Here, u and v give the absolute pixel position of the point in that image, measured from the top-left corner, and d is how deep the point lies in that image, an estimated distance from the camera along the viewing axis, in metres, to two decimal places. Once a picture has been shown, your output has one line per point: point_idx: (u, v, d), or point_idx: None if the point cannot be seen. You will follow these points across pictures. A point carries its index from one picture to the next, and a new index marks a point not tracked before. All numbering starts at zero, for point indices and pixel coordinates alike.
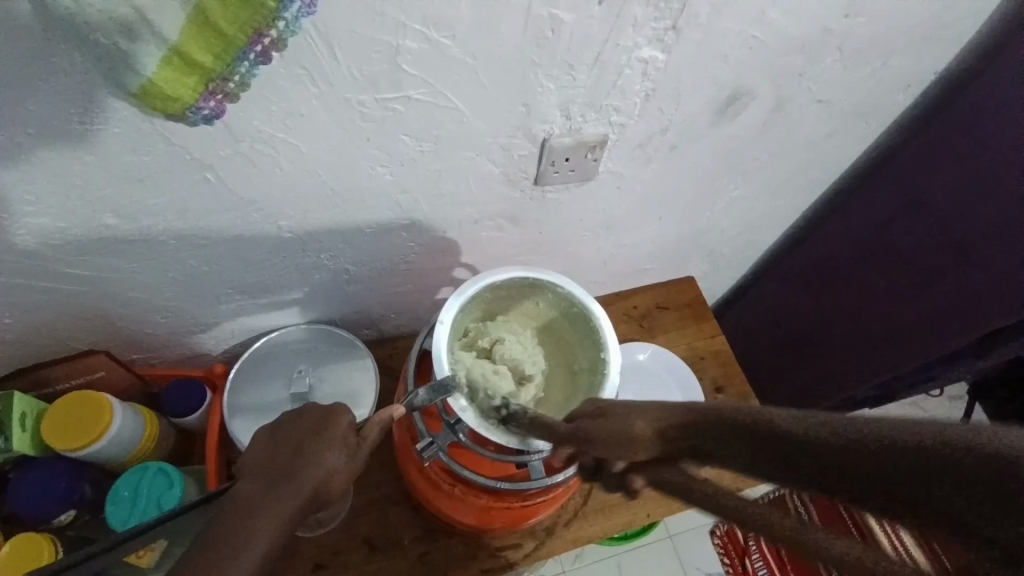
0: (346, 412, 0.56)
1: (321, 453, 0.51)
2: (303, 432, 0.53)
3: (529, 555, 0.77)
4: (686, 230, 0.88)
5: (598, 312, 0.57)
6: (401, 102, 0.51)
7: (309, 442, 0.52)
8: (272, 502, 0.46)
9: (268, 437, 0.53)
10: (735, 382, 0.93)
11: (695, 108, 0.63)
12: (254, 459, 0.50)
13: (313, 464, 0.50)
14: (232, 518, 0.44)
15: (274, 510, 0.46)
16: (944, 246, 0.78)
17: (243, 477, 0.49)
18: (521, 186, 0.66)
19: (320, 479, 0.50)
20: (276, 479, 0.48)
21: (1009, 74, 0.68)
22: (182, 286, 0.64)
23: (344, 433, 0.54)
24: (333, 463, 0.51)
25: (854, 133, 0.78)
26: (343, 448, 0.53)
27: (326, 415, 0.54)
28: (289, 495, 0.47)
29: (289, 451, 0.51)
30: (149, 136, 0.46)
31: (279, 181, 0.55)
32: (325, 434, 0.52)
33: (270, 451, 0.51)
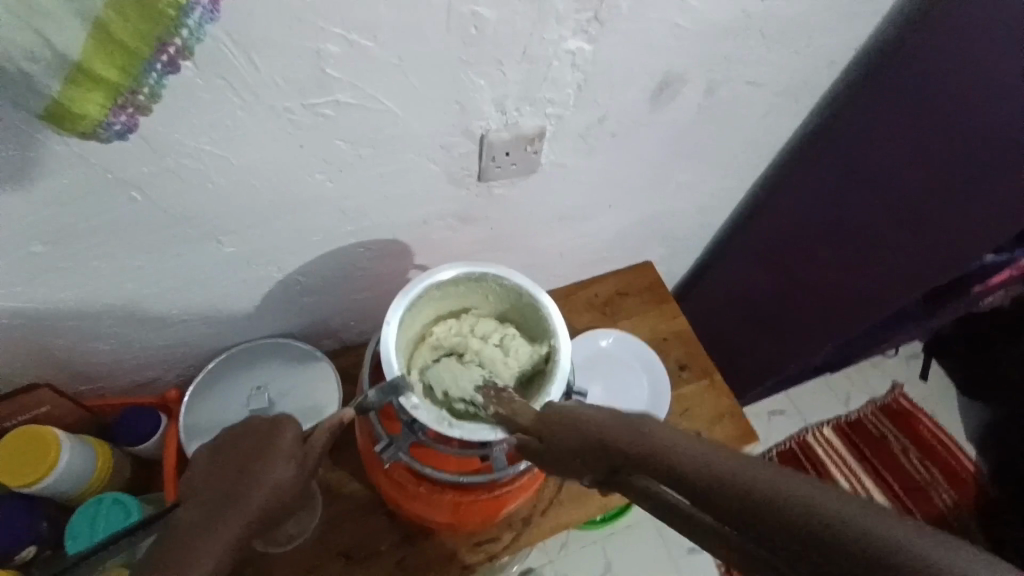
0: (292, 422, 0.54)
1: (265, 470, 0.51)
2: (247, 449, 0.52)
3: (507, 547, 0.78)
4: (637, 215, 0.89)
5: (546, 301, 0.58)
6: (330, 106, 0.51)
7: (256, 457, 0.52)
8: (217, 526, 0.48)
9: (212, 456, 0.53)
10: (697, 359, 0.96)
11: (629, 94, 0.65)
12: (201, 481, 0.51)
13: (257, 484, 0.50)
14: (177, 551, 0.46)
15: (219, 535, 0.47)
16: (883, 210, 0.82)
17: (192, 498, 0.50)
18: (465, 184, 0.67)
19: (266, 496, 0.50)
20: (221, 503, 0.49)
21: (926, 41, 0.71)
22: (125, 311, 0.63)
23: (290, 446, 0.53)
24: (278, 479, 0.51)
25: (786, 109, 0.80)
26: (290, 461, 0.52)
27: (271, 427, 0.54)
28: (234, 520, 0.48)
29: (233, 472, 0.51)
30: (66, 157, 0.45)
31: (214, 195, 0.54)
32: (268, 449, 0.52)
33: (216, 472, 0.51)
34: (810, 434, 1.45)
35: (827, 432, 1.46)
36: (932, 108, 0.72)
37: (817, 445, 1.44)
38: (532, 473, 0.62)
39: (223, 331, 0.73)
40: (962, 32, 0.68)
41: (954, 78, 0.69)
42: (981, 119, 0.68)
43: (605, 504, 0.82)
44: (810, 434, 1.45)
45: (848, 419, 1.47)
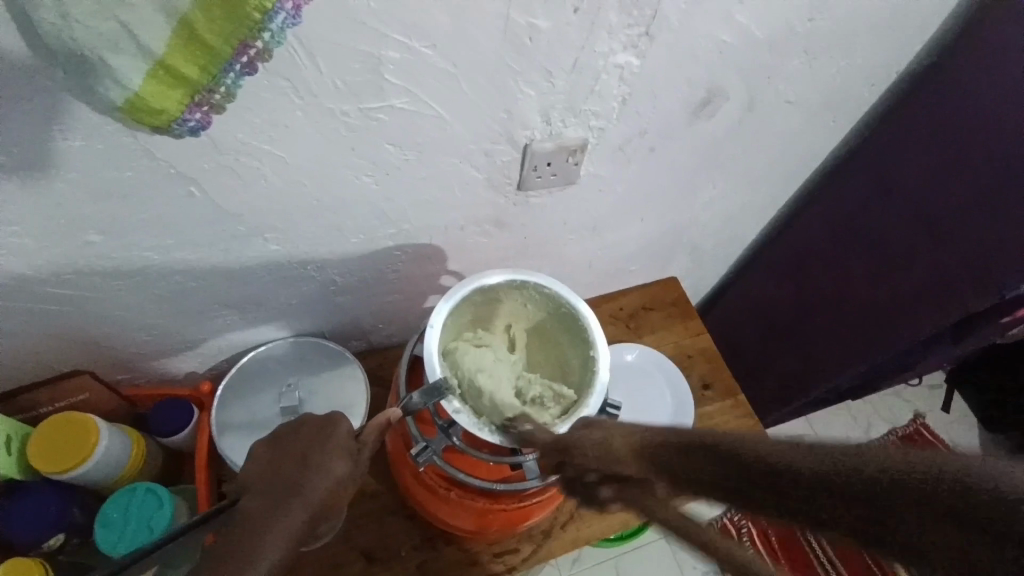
0: (345, 418, 0.55)
1: (326, 461, 0.51)
2: (305, 441, 0.52)
3: (528, 559, 0.77)
4: (668, 230, 0.89)
5: (587, 313, 0.57)
6: (385, 111, 0.52)
7: (312, 450, 0.51)
8: (282, 515, 0.46)
9: (267, 449, 0.52)
10: (722, 378, 0.95)
11: (671, 110, 0.65)
12: (257, 472, 0.50)
13: (319, 473, 0.50)
14: (244, 533, 0.44)
15: (284, 525, 0.46)
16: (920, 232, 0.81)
17: (248, 492, 0.49)
18: (505, 192, 0.67)
19: (327, 486, 0.50)
20: (282, 490, 0.48)
21: (969, 65, 0.72)
22: (166, 303, 0.64)
23: (346, 440, 0.53)
24: (338, 470, 0.51)
25: (823, 131, 0.80)
26: (348, 455, 0.52)
27: (326, 422, 0.54)
28: (297, 506, 0.47)
29: (293, 461, 0.50)
30: (131, 149, 0.46)
31: (265, 193, 0.55)
32: (326, 442, 0.52)
33: (273, 462, 0.51)
34: None
35: None
36: (977, 129, 0.72)
37: None
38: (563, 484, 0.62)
39: (259, 327, 0.74)
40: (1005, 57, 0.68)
41: (998, 101, 0.70)
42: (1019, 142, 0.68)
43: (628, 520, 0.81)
44: None
45: None
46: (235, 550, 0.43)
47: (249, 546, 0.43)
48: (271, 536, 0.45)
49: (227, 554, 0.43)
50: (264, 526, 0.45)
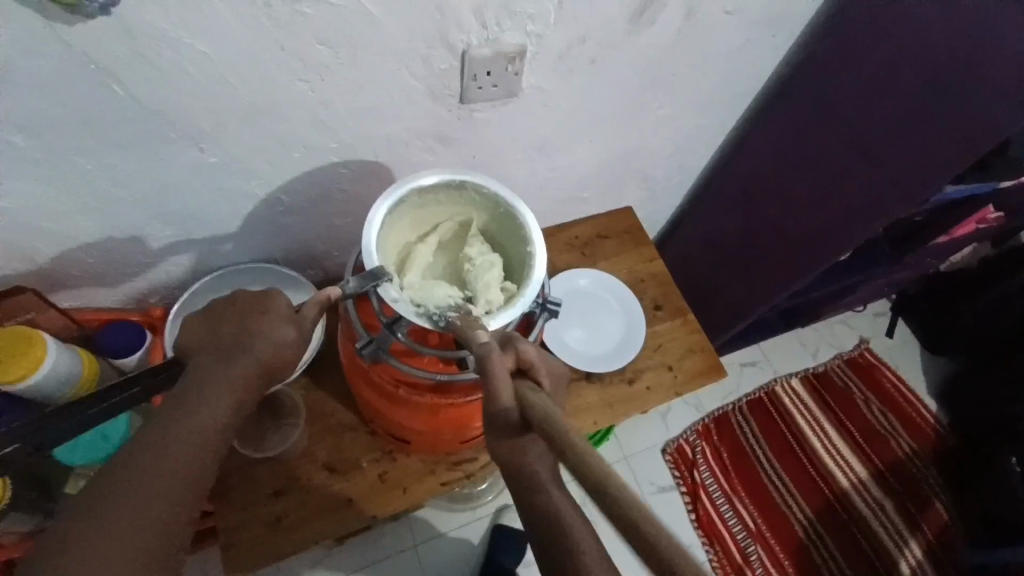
0: (281, 293, 0.55)
1: (265, 328, 0.53)
2: (242, 311, 0.54)
3: (485, 466, 0.81)
4: (616, 153, 0.91)
5: (525, 213, 0.59)
6: (310, 4, 0.51)
7: (252, 319, 0.53)
8: (222, 379, 0.50)
9: (203, 319, 0.54)
10: (671, 299, 0.99)
11: (608, 15, 0.66)
12: (198, 337, 0.53)
13: (259, 338, 0.52)
14: (189, 392, 0.49)
15: (224, 387, 0.50)
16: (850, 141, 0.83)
17: (195, 352, 0.52)
18: (447, 104, 0.68)
19: (268, 349, 0.52)
20: (223, 354, 0.51)
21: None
22: (105, 219, 0.63)
23: (285, 311, 0.54)
24: (279, 335, 0.53)
25: (762, 45, 0.82)
26: (289, 324, 0.54)
27: (263, 295, 0.54)
28: (240, 369, 0.51)
29: (231, 328, 0.53)
30: (45, 37, 0.45)
31: (194, 94, 0.54)
32: (265, 313, 0.53)
33: (212, 328, 0.53)
34: (778, 384, 1.49)
35: (796, 383, 1.49)
36: (898, 36, 0.76)
37: (786, 395, 1.47)
38: None
39: (207, 250, 0.74)
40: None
41: (916, 10, 0.74)
42: (948, 39, 0.71)
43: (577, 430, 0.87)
44: (779, 385, 1.48)
45: (814, 371, 1.51)
46: (182, 405, 0.49)
47: (194, 400, 0.49)
48: (214, 391, 0.50)
49: (174, 410, 0.48)
50: (206, 385, 0.50)
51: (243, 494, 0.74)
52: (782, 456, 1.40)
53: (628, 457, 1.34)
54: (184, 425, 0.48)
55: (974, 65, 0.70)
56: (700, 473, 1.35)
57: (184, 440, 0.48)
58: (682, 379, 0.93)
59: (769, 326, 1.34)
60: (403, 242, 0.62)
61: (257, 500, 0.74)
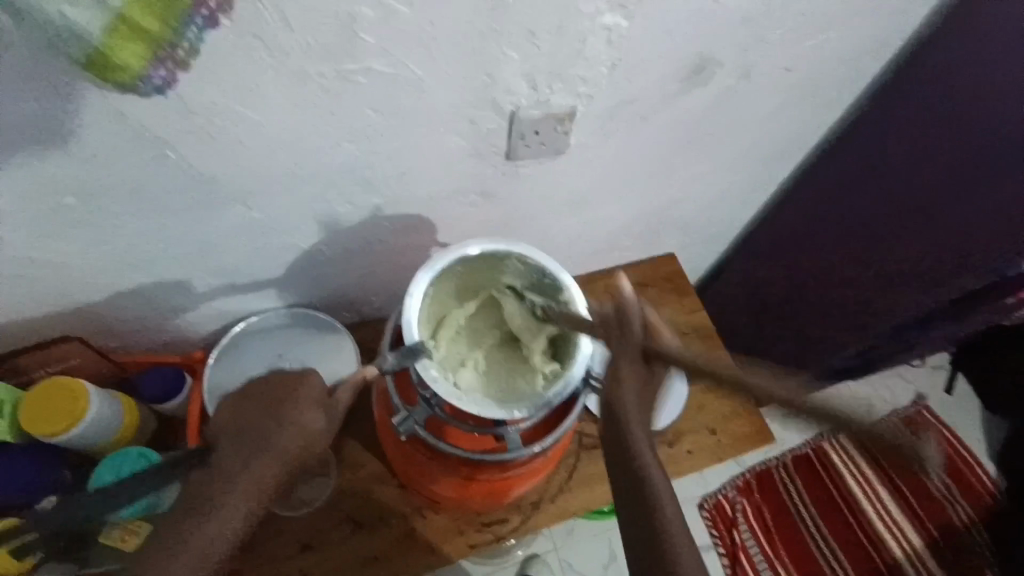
0: (316, 375, 0.57)
1: (295, 418, 0.53)
2: (277, 394, 0.55)
3: (516, 529, 0.77)
4: (662, 205, 0.88)
5: (570, 284, 0.57)
6: (362, 73, 0.51)
7: (281, 404, 0.54)
8: (246, 471, 0.51)
9: (239, 401, 0.55)
10: (715, 355, 0.94)
11: (662, 76, 0.63)
12: (230, 422, 0.54)
13: (287, 427, 0.53)
14: (221, 481, 0.51)
15: (246, 482, 0.51)
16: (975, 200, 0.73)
17: (222, 439, 0.53)
18: (491, 161, 0.66)
19: (295, 439, 0.53)
20: (252, 443, 0.52)
21: (954, 44, 0.72)
22: (152, 269, 0.64)
23: (316, 398, 0.56)
24: (309, 423, 0.54)
25: (822, 101, 0.78)
26: (318, 411, 0.55)
27: (297, 378, 0.56)
28: (267, 457, 0.52)
29: (265, 414, 0.54)
30: (103, 111, 0.46)
31: (243, 157, 0.55)
32: (296, 397, 0.55)
33: (248, 411, 0.54)
34: (826, 439, 1.38)
35: (845, 438, 1.39)
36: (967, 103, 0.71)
37: (833, 451, 1.37)
38: (546, 455, 0.61)
39: (246, 296, 0.74)
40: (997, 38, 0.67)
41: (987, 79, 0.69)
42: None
43: (615, 493, 0.80)
44: (826, 440, 1.38)
45: (866, 428, 1.40)
46: (212, 493, 0.50)
47: (224, 489, 0.50)
48: (243, 481, 0.51)
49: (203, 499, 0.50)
50: (236, 473, 0.51)
51: (269, 547, 0.73)
52: (829, 517, 1.32)
53: None
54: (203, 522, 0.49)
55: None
56: None
57: (205, 531, 0.49)
58: (725, 444, 0.88)
59: (817, 381, 1.26)
60: (444, 309, 0.60)
61: (282, 557, 0.73)
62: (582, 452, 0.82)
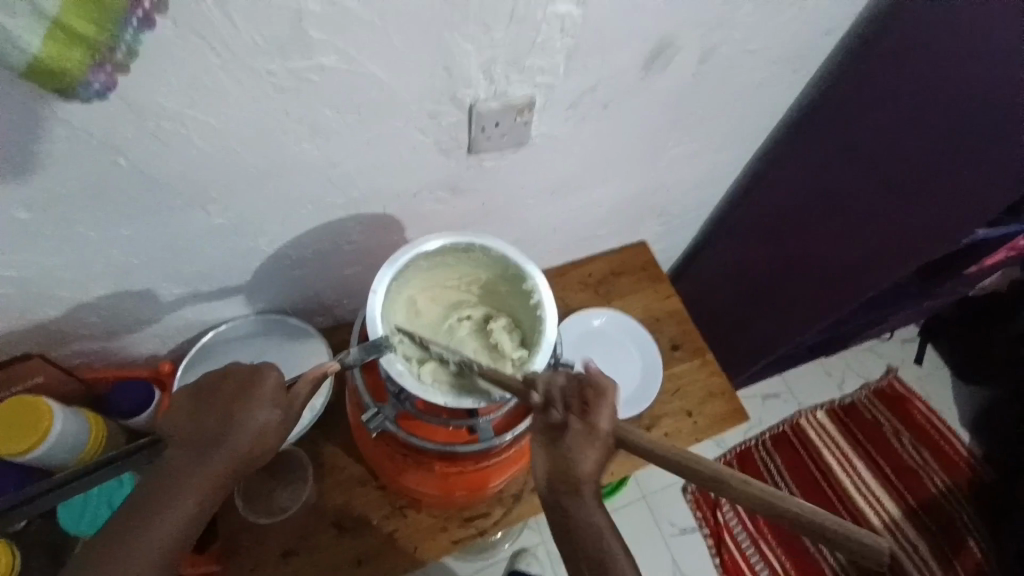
0: (275, 369, 0.53)
1: (246, 417, 0.50)
2: (230, 390, 0.51)
3: (498, 522, 0.77)
4: (631, 193, 0.89)
5: (534, 272, 0.57)
6: (314, 70, 0.50)
7: (232, 403, 0.50)
8: (196, 472, 0.48)
9: (191, 397, 0.52)
10: (689, 338, 0.95)
11: (620, 62, 0.64)
12: (181, 419, 0.50)
13: (242, 425, 0.49)
14: (170, 481, 0.47)
15: (196, 484, 0.47)
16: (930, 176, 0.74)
17: (171, 440, 0.50)
18: (455, 156, 0.66)
19: (247, 437, 0.49)
20: (205, 442, 0.49)
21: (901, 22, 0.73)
22: (113, 281, 0.63)
23: (273, 393, 0.51)
24: (262, 421, 0.50)
25: (779, 84, 0.79)
26: (275, 407, 0.51)
27: (250, 375, 0.52)
28: (218, 457, 0.48)
29: (218, 411, 0.50)
30: (46, 120, 0.45)
31: (199, 162, 0.54)
32: (249, 394, 0.51)
33: (198, 408, 0.51)
34: (802, 417, 1.42)
35: (821, 415, 1.42)
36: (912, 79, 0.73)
37: (810, 428, 1.41)
38: (520, 444, 0.61)
39: (214, 304, 0.73)
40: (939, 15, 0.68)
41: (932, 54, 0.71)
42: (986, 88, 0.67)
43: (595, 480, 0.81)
44: (803, 417, 1.42)
45: (842, 403, 1.44)
46: (159, 493, 0.47)
47: (170, 494, 0.47)
48: (194, 482, 0.47)
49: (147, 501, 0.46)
50: (186, 474, 0.47)
51: (250, 556, 0.72)
52: (807, 491, 1.34)
53: (648, 496, 1.29)
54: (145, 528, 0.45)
55: (1007, 113, 0.66)
56: (724, 514, 1.28)
57: (150, 538, 0.45)
58: (702, 425, 0.89)
59: (793, 358, 1.29)
60: (411, 304, 0.60)
61: (261, 564, 0.72)
62: None
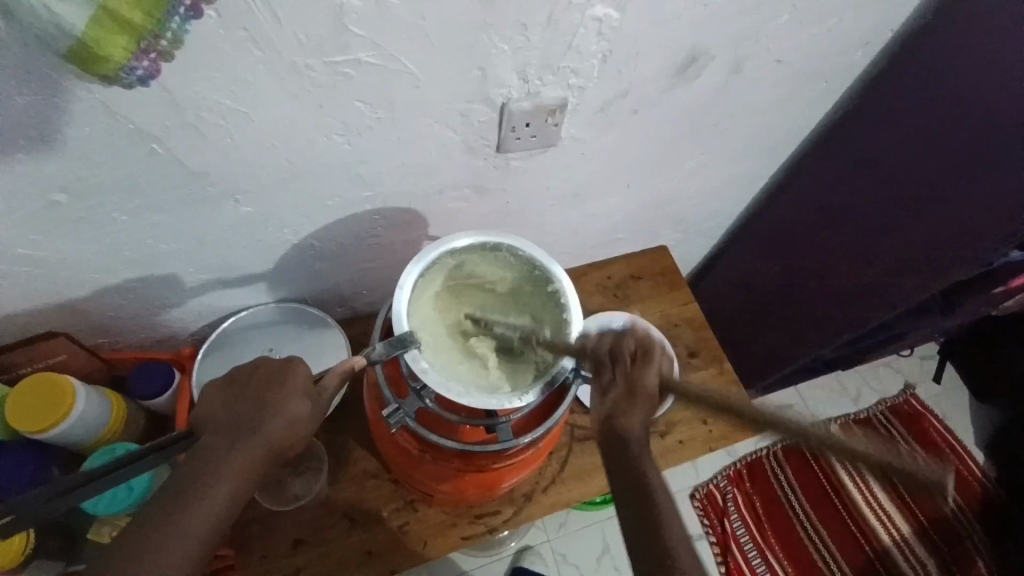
0: (304, 364, 0.54)
1: (281, 407, 0.50)
2: (261, 381, 0.52)
3: (509, 521, 0.78)
4: (654, 199, 0.88)
5: (560, 274, 0.58)
6: (351, 66, 0.50)
7: (268, 393, 0.51)
8: (233, 457, 0.48)
9: (222, 388, 0.52)
10: (707, 347, 0.94)
11: (654, 68, 0.63)
12: (213, 409, 0.51)
13: (275, 413, 0.50)
14: (206, 466, 0.47)
15: (234, 469, 0.47)
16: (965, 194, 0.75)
17: (202, 428, 0.50)
18: (483, 155, 0.66)
19: (281, 427, 0.50)
20: (239, 429, 0.49)
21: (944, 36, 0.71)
22: (140, 265, 0.63)
23: (305, 385, 0.53)
24: (295, 412, 0.51)
25: (813, 94, 0.78)
26: (306, 398, 0.52)
27: (284, 366, 0.53)
28: (253, 445, 0.49)
29: (249, 401, 0.51)
30: (87, 105, 0.45)
31: (231, 153, 0.54)
32: (282, 385, 0.51)
33: (229, 398, 0.51)
34: None
35: (836, 430, 1.40)
36: (951, 98, 0.73)
37: (823, 441, 1.39)
38: (538, 445, 0.61)
39: (237, 292, 0.74)
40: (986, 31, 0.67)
41: (972, 74, 0.70)
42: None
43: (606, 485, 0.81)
44: None
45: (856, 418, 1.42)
46: (195, 479, 0.46)
47: (209, 480, 0.46)
48: (228, 469, 0.47)
49: (183, 488, 0.46)
50: (222, 460, 0.47)
51: (263, 541, 0.73)
52: (817, 504, 1.32)
53: None
54: (185, 513, 0.45)
55: None
56: (730, 523, 1.28)
57: (191, 522, 0.45)
58: (717, 435, 0.88)
59: (809, 371, 1.27)
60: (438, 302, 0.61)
61: (276, 550, 0.73)
62: (574, 444, 0.82)
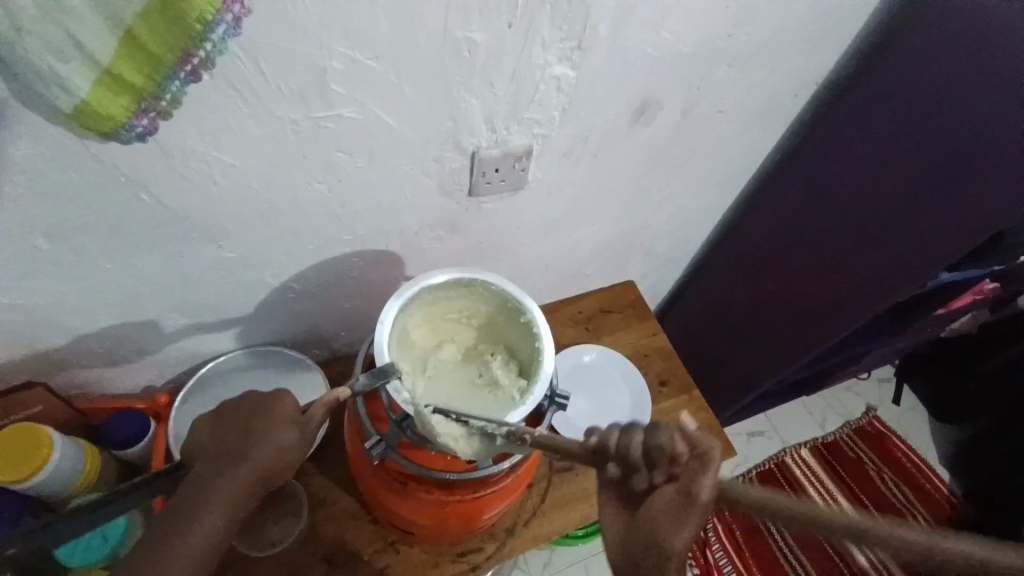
0: (291, 394, 0.55)
1: (269, 436, 0.51)
2: (248, 413, 0.53)
3: (491, 556, 0.78)
4: (619, 236, 0.94)
5: (533, 307, 0.60)
6: (333, 119, 0.55)
7: (256, 422, 0.52)
8: (223, 485, 0.48)
9: (212, 419, 0.53)
10: (676, 374, 0.98)
11: (610, 117, 0.70)
12: (202, 441, 0.52)
13: (263, 441, 0.51)
14: (197, 495, 0.48)
15: (223, 498, 0.48)
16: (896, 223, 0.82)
17: (194, 459, 0.51)
18: (456, 197, 0.70)
19: (270, 454, 0.51)
20: (227, 458, 0.50)
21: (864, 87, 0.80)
22: (120, 310, 0.64)
23: (291, 414, 0.54)
24: (283, 439, 0.51)
25: (754, 137, 0.87)
26: (294, 427, 0.53)
27: (271, 395, 0.54)
28: (243, 472, 0.49)
29: (238, 431, 0.52)
30: (81, 156, 0.48)
31: (216, 199, 0.57)
32: (269, 415, 0.52)
33: (219, 430, 0.52)
34: (786, 454, 1.44)
35: (806, 453, 1.45)
36: (873, 139, 0.81)
37: (795, 465, 1.43)
38: (518, 472, 0.63)
39: (216, 335, 0.75)
40: (896, 83, 0.77)
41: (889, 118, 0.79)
42: (938, 147, 0.75)
43: (585, 515, 0.82)
44: (788, 454, 1.44)
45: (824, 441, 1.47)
46: (185, 509, 0.47)
47: (201, 508, 0.47)
48: (218, 498, 0.48)
49: (175, 518, 0.47)
50: (213, 489, 0.48)
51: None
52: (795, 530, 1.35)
53: None
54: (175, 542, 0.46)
55: (965, 167, 0.74)
56: (712, 553, 1.29)
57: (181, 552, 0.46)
58: None
59: (775, 396, 1.33)
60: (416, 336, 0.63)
61: None
62: (553, 475, 0.84)
